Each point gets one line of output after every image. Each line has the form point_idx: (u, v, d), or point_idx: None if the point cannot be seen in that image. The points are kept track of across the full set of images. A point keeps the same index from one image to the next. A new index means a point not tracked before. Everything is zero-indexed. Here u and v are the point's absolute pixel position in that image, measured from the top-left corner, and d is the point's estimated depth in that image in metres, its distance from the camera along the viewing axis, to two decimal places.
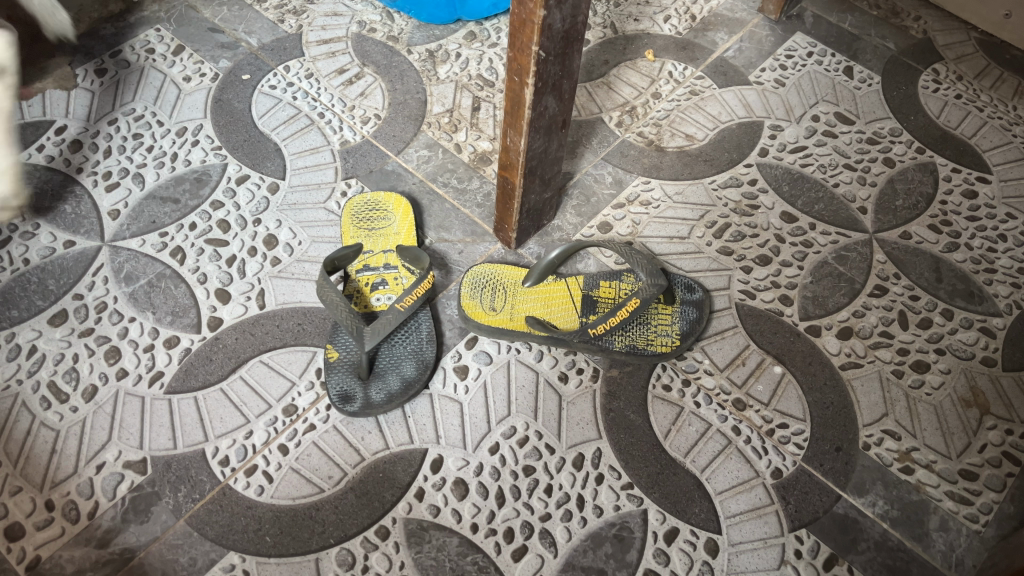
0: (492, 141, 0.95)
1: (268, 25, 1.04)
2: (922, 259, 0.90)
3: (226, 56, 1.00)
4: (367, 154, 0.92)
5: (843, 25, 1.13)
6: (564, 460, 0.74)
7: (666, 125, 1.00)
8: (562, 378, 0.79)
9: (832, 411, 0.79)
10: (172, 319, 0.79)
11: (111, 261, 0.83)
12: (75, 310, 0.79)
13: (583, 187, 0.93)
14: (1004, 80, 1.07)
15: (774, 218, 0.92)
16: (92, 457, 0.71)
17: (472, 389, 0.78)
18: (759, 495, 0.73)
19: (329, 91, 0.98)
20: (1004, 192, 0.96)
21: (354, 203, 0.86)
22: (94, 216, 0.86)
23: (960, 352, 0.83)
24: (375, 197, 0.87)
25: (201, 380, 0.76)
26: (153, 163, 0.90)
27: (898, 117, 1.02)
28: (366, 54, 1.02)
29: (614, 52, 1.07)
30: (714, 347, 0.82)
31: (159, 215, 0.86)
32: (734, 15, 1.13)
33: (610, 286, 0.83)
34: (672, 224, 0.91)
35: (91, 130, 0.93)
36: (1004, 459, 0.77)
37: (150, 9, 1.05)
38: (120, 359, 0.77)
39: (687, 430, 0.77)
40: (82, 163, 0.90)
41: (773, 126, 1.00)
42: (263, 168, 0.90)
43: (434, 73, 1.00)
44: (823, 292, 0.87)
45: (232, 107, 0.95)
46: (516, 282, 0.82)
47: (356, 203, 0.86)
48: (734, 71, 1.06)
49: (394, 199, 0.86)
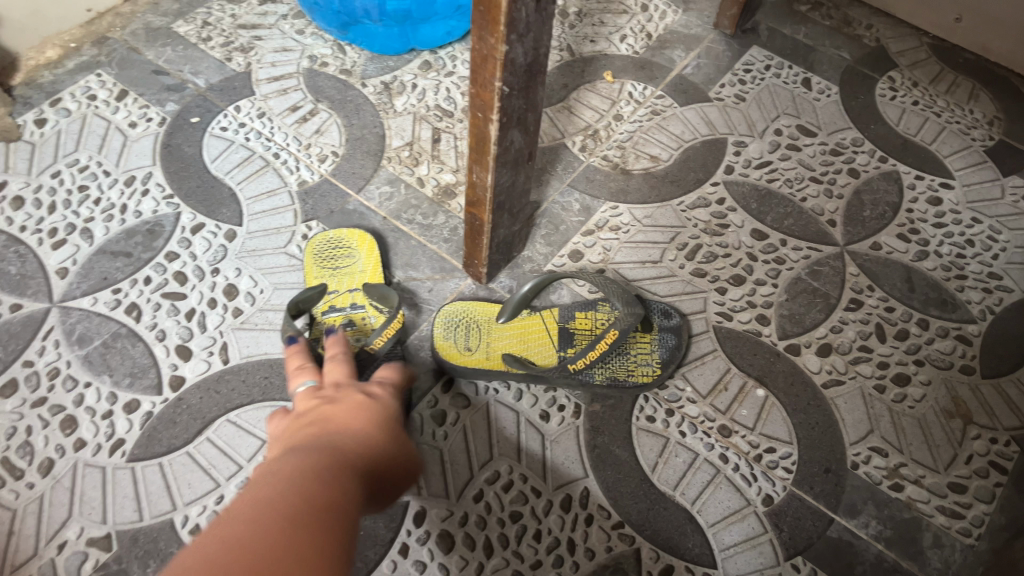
0: (455, 173, 0.93)
1: (215, 64, 1.00)
2: (895, 269, 0.89)
3: (173, 99, 0.96)
4: (327, 195, 0.89)
5: (798, 37, 1.13)
6: (551, 503, 0.72)
7: (630, 148, 0.98)
8: (543, 416, 0.77)
9: (817, 431, 0.78)
10: (132, 382, 0.75)
11: (62, 323, 0.78)
12: (26, 379, 0.75)
13: (551, 216, 0.91)
14: (959, 84, 1.08)
15: (745, 236, 0.91)
16: (53, 536, 0.67)
17: (451, 434, 0.75)
18: (753, 524, 0.72)
19: (283, 130, 0.95)
20: (967, 197, 0.96)
21: (316, 242, 0.83)
22: (42, 275, 0.81)
23: (939, 362, 0.83)
24: (338, 234, 0.84)
25: (166, 445, 0.72)
26: (101, 217, 0.86)
27: (859, 127, 1.02)
28: (320, 89, 0.99)
29: (573, 75, 1.06)
30: (696, 374, 0.81)
31: (111, 271, 0.82)
32: (690, 32, 1.12)
33: (586, 317, 0.82)
34: (643, 248, 0.90)
35: (33, 185, 0.88)
36: (991, 470, 0.76)
37: (90, 54, 1.00)
38: (77, 428, 0.72)
39: (674, 462, 0.75)
40: (25, 221, 0.85)
41: (736, 143, 1.00)
42: (218, 215, 0.87)
43: (391, 106, 0.98)
44: (800, 309, 0.86)
45: (183, 152, 0.91)
46: (491, 318, 0.80)
47: (318, 241, 0.83)
48: (694, 89, 1.05)
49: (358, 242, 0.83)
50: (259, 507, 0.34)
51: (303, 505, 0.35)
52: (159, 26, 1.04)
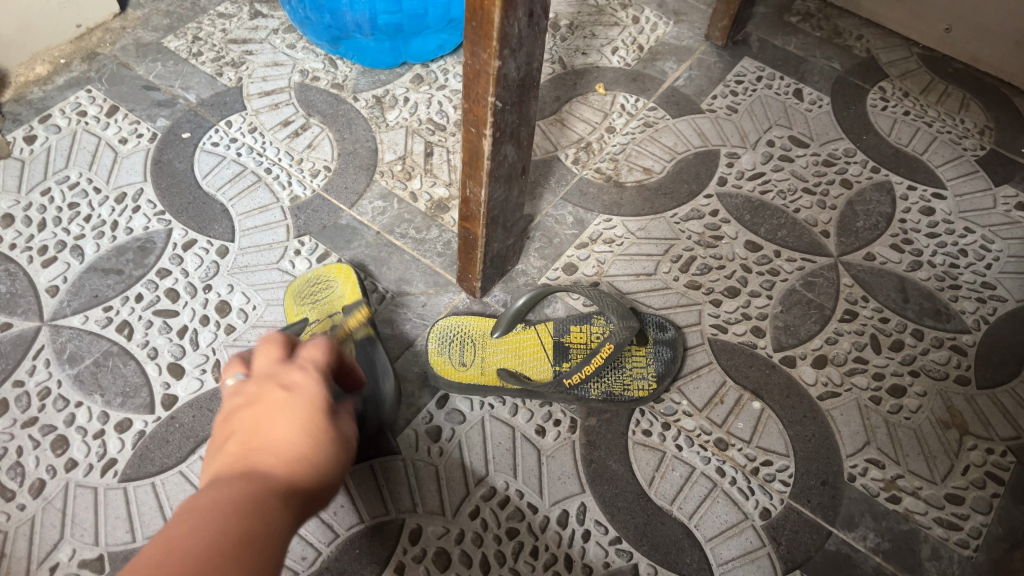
0: (448, 187, 0.92)
1: (206, 79, 1.00)
2: (888, 279, 0.90)
3: (164, 114, 0.96)
4: (319, 210, 0.89)
5: (788, 48, 1.13)
6: (548, 518, 0.71)
7: (622, 160, 0.98)
8: (539, 431, 0.76)
9: (814, 443, 0.77)
10: (124, 401, 0.74)
11: (52, 342, 0.77)
12: (16, 399, 0.74)
13: (544, 229, 0.91)
14: (949, 93, 1.08)
15: (739, 248, 0.91)
16: (44, 558, 0.66)
17: (447, 451, 0.75)
18: (750, 538, 0.72)
19: (275, 145, 0.94)
20: (960, 207, 0.96)
21: (295, 286, 0.81)
22: (32, 293, 0.80)
23: (934, 373, 0.83)
24: (316, 273, 0.82)
25: (159, 465, 0.71)
26: (92, 234, 0.85)
27: (851, 137, 1.03)
28: (312, 104, 0.99)
29: (565, 87, 1.06)
30: (691, 387, 0.80)
31: (101, 288, 0.81)
32: (681, 44, 1.12)
33: (581, 331, 0.81)
34: (637, 261, 0.89)
35: (23, 202, 0.87)
36: (988, 480, 0.76)
37: (80, 69, 1.00)
38: (69, 449, 0.72)
39: (671, 476, 0.75)
40: (14, 239, 0.84)
41: (729, 154, 1.00)
42: (210, 231, 0.86)
43: (383, 120, 0.98)
44: (795, 320, 0.86)
45: (174, 168, 0.91)
46: (484, 334, 0.80)
47: (298, 285, 0.81)
48: (686, 101, 1.05)
49: (346, 276, 0.80)
50: (219, 524, 0.30)
51: (260, 531, 0.31)
52: (149, 42, 1.04)
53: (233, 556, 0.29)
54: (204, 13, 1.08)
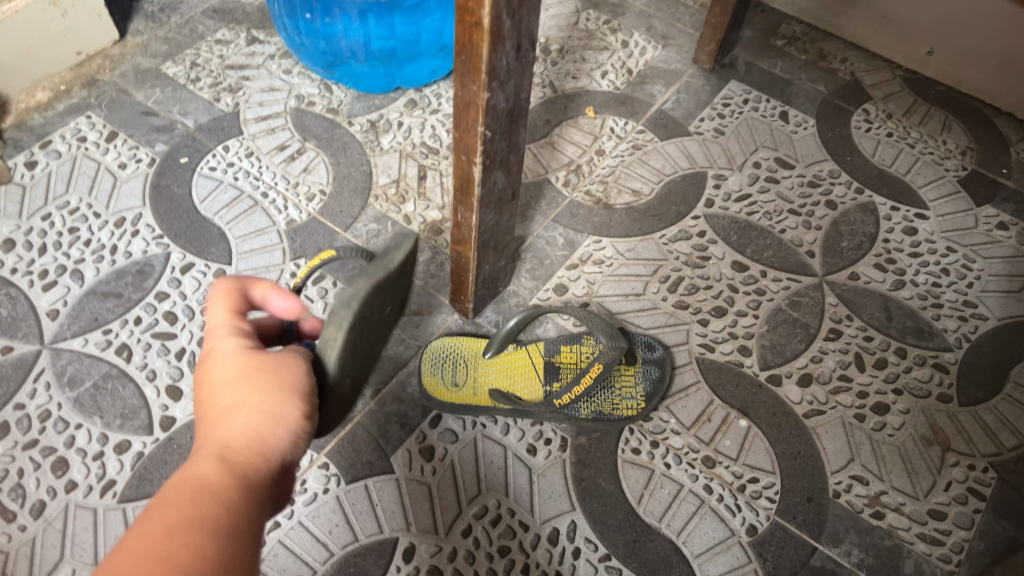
0: (441, 210, 0.94)
1: (204, 105, 1.02)
2: (872, 298, 0.91)
3: (162, 140, 0.98)
4: (315, 233, 0.91)
5: (774, 71, 1.15)
6: (539, 536, 0.73)
7: (612, 182, 1.01)
8: (531, 450, 0.78)
9: (799, 460, 0.79)
10: (123, 423, 0.76)
11: (53, 365, 0.79)
12: (17, 421, 0.75)
13: (536, 250, 0.93)
14: (931, 115, 1.11)
15: (726, 268, 0.93)
16: None
17: (439, 470, 0.76)
18: (737, 554, 0.73)
19: (271, 170, 0.96)
20: (942, 227, 0.98)
21: None
22: (33, 317, 0.82)
23: (917, 391, 0.85)
24: None
25: (157, 485, 0.72)
26: (92, 258, 0.87)
27: (836, 159, 1.05)
28: (307, 128, 1.01)
29: (555, 111, 1.08)
30: (680, 405, 0.82)
31: (101, 312, 0.83)
32: (669, 67, 1.15)
33: (571, 351, 0.83)
34: (626, 281, 0.91)
35: (24, 227, 0.89)
36: (969, 496, 0.78)
37: (80, 96, 1.02)
38: (68, 470, 0.73)
39: (660, 493, 0.76)
40: (16, 263, 0.86)
41: (716, 176, 1.02)
42: (208, 255, 0.88)
43: (377, 144, 1.00)
44: (781, 339, 0.87)
45: (172, 193, 0.93)
46: (478, 354, 0.82)
47: None
48: (674, 124, 1.08)
49: None
50: (172, 522, 0.37)
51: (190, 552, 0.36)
52: (147, 68, 1.06)
53: (182, 548, 0.36)
54: (201, 39, 1.10)
